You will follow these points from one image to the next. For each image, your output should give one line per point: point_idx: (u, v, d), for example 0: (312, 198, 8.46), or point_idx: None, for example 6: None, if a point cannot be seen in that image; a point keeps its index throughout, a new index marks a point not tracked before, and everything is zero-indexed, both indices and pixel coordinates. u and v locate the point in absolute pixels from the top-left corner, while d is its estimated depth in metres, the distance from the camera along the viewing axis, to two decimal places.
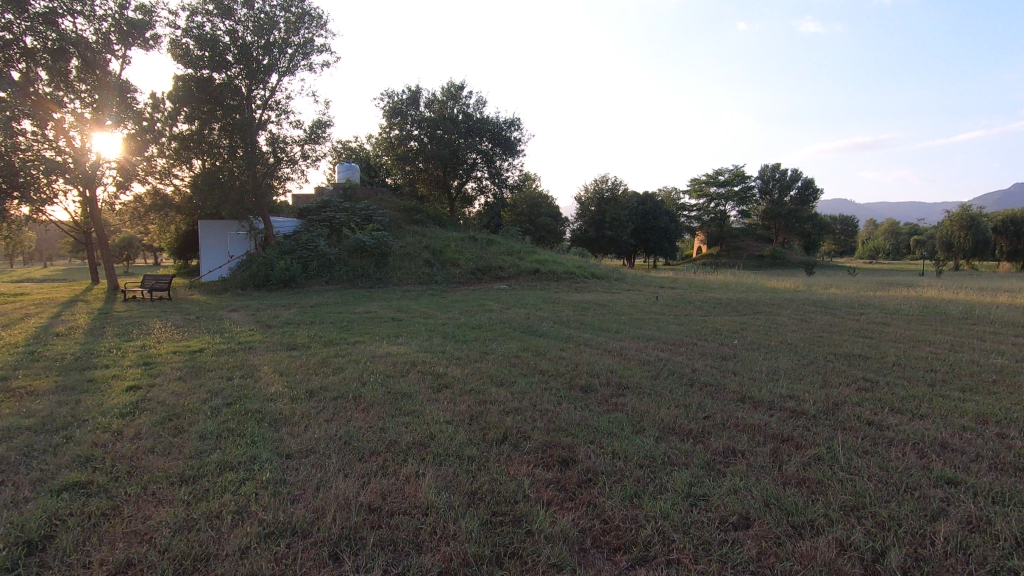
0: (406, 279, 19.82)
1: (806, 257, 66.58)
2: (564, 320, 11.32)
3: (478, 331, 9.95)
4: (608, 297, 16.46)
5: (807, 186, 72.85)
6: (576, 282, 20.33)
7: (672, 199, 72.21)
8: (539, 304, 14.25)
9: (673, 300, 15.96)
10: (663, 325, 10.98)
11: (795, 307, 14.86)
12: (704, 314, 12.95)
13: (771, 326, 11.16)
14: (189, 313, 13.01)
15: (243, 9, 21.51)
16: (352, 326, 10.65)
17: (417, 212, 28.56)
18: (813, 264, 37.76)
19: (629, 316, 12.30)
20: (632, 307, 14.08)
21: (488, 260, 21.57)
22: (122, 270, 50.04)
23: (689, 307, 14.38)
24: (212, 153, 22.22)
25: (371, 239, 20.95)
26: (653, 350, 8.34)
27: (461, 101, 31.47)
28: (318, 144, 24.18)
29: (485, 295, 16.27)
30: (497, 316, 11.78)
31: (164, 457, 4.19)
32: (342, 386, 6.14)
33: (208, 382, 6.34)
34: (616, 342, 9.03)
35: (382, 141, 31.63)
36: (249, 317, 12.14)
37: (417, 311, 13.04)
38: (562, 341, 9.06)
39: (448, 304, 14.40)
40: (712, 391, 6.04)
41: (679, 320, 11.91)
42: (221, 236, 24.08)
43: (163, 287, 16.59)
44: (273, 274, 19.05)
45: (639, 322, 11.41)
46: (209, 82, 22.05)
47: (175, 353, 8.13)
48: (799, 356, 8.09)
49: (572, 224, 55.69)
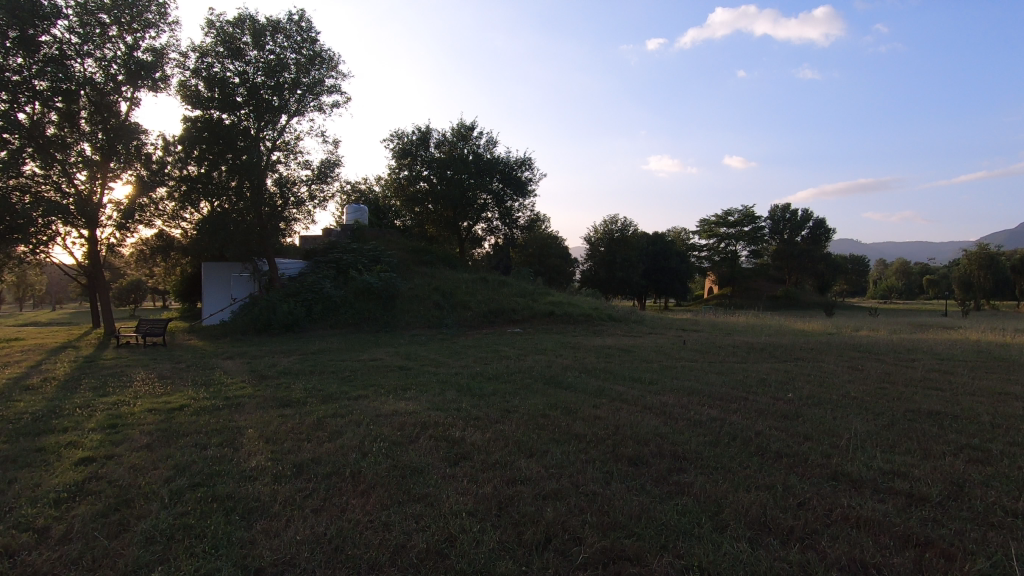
0: (415, 323, 18.84)
1: (820, 297, 65.16)
2: (591, 370, 10.23)
3: (496, 383, 8.87)
4: (631, 342, 15.38)
5: (818, 226, 72.20)
6: (593, 325, 19.29)
7: (682, 240, 71.70)
8: (558, 350, 13.18)
9: (702, 345, 14.83)
10: (701, 375, 9.87)
11: (836, 352, 13.66)
12: (741, 361, 11.83)
13: (821, 376, 10.02)
14: (181, 361, 12.02)
15: (253, 50, 21.46)
16: (355, 376, 9.60)
17: (426, 253, 27.87)
18: (833, 305, 36.29)
19: (660, 364, 11.19)
20: (661, 353, 12.98)
21: (501, 302, 20.64)
22: (126, 312, 49.45)
23: (722, 353, 13.25)
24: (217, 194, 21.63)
25: (378, 280, 20.15)
26: (701, 408, 7.21)
27: (472, 141, 31.24)
28: (326, 184, 23.68)
29: (499, 340, 15.22)
30: (515, 365, 10.72)
31: (91, 572, 3.11)
32: (339, 458, 5.06)
33: (177, 451, 5.27)
34: (655, 397, 7.92)
35: (391, 182, 31.32)
36: (244, 367, 11.11)
37: (426, 358, 12.00)
38: (593, 396, 7.95)
39: (461, 350, 13.37)
40: (794, 465, 4.91)
41: (716, 368, 10.78)
42: (224, 279, 23.32)
43: (158, 332, 15.69)
44: (275, 318, 18.16)
45: (672, 371, 10.32)
46: (216, 122, 21.59)
47: (150, 411, 7.08)
48: (875, 415, 6.92)
49: (581, 265, 54.98)
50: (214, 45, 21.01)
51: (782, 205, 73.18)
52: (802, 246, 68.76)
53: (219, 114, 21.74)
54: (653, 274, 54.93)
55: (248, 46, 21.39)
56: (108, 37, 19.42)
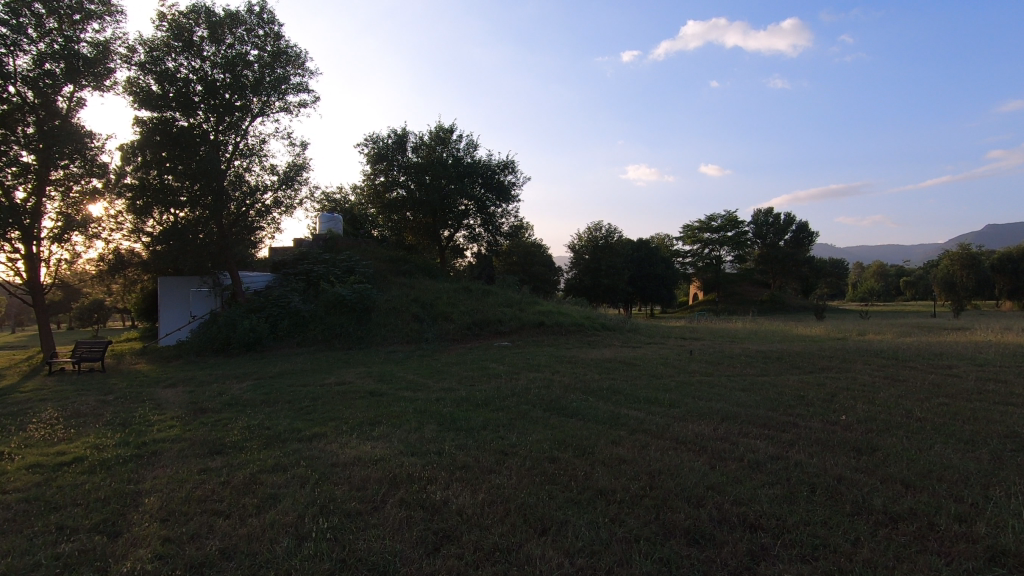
0: (392, 338, 17.12)
1: (806, 301, 64.72)
2: (599, 390, 8.71)
3: (486, 411, 7.28)
4: (632, 353, 13.87)
5: (801, 228, 71.98)
6: (587, 336, 17.78)
7: (666, 246, 70.84)
8: (554, 366, 11.63)
9: (712, 355, 13.40)
10: (726, 393, 8.43)
11: (860, 359, 12.31)
12: (762, 374, 10.39)
13: (863, 389, 8.61)
14: (113, 390, 10.20)
15: (210, 46, 19.72)
16: (313, 408, 7.91)
17: (404, 262, 26.17)
18: (825, 309, 35.39)
19: (674, 380, 9.70)
20: (670, 367, 11.50)
21: (486, 312, 19.03)
22: (85, 331, 46.35)
23: (736, 363, 11.84)
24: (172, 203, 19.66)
25: (352, 292, 18.40)
26: (749, 440, 5.71)
27: (451, 144, 29.72)
28: (293, 189, 21.89)
29: (487, 355, 13.61)
30: (508, 386, 9.17)
31: None
32: (265, 550, 3.46)
33: (26, 544, 3.61)
34: (685, 425, 6.42)
35: (367, 188, 29.64)
36: (184, 397, 9.33)
37: (404, 380, 10.36)
38: (609, 427, 6.41)
39: (443, 369, 11.73)
40: (924, 542, 3.44)
41: (738, 383, 9.36)
42: (182, 295, 21.31)
43: (97, 356, 13.74)
44: (235, 336, 16.31)
45: (690, 388, 8.86)
46: (172, 125, 19.79)
47: (29, 468, 5.34)
48: (969, 444, 5.51)
49: (566, 273, 53.47)
50: (165, 39, 19.25)
51: (764, 209, 72.97)
52: (785, 250, 68.42)
53: (175, 116, 19.93)
54: (639, 280, 53.93)
55: (204, 40, 19.67)
56: (44, 30, 17.59)
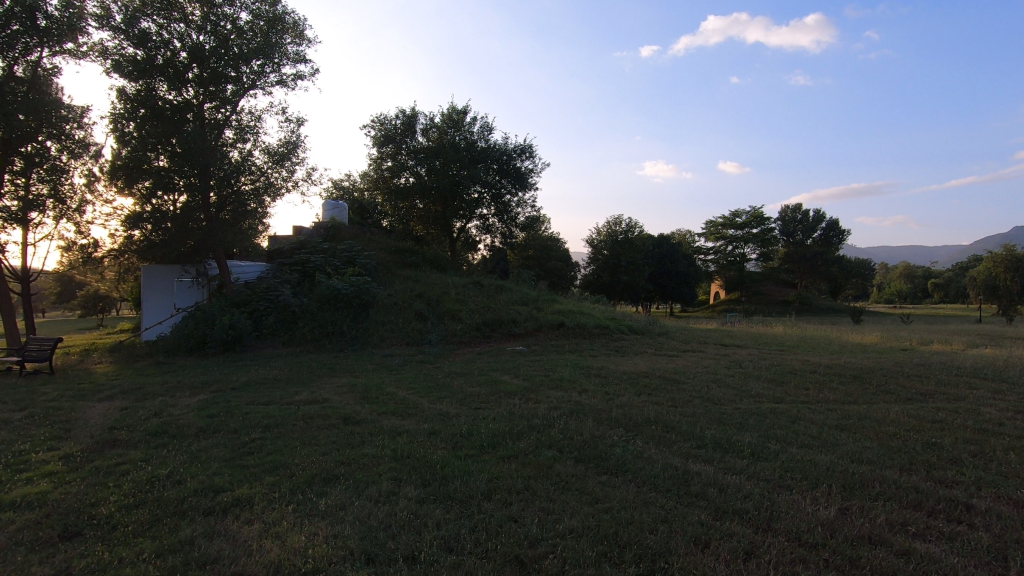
0: (391, 340, 15.01)
1: (835, 303, 61.41)
2: (648, 425, 6.51)
3: (494, 462, 5.15)
4: (672, 365, 11.60)
5: (831, 227, 68.73)
6: (612, 341, 15.54)
7: (687, 242, 68.11)
8: (580, 381, 9.43)
9: (771, 369, 11.07)
10: (822, 434, 6.20)
11: (962, 382, 9.86)
12: (850, 402, 8.09)
13: (1010, 434, 6.28)
14: (32, 403, 8.20)
15: (199, 8, 17.68)
16: (258, 446, 5.80)
17: (411, 254, 24.13)
18: (863, 313, 32.47)
19: (740, 410, 7.45)
20: (726, 386, 9.22)
21: (499, 311, 16.85)
22: (88, 319, 45.02)
23: (806, 384, 9.52)
24: (164, 183, 17.68)
25: (348, 285, 16.34)
26: (921, 546, 3.50)
27: (465, 128, 27.50)
28: (290, 171, 19.91)
29: (498, 364, 11.46)
30: (524, 413, 7.03)
31: None
32: None
33: None
34: (795, 502, 4.21)
35: (373, 174, 27.58)
36: (108, 417, 7.29)
37: (392, 399, 8.24)
38: (678, 502, 4.22)
39: (444, 382, 9.58)
40: None
41: (829, 418, 7.10)
42: (165, 286, 19.41)
43: (46, 355, 11.82)
44: (212, 333, 14.31)
45: (768, 425, 6.63)
46: (159, 100, 17.79)
47: None
48: None
49: (582, 268, 51.14)
50: None
51: (792, 205, 69.77)
52: (813, 248, 65.25)
53: (161, 87, 17.91)
54: (659, 277, 51.32)
55: (191, 4, 17.60)
56: None
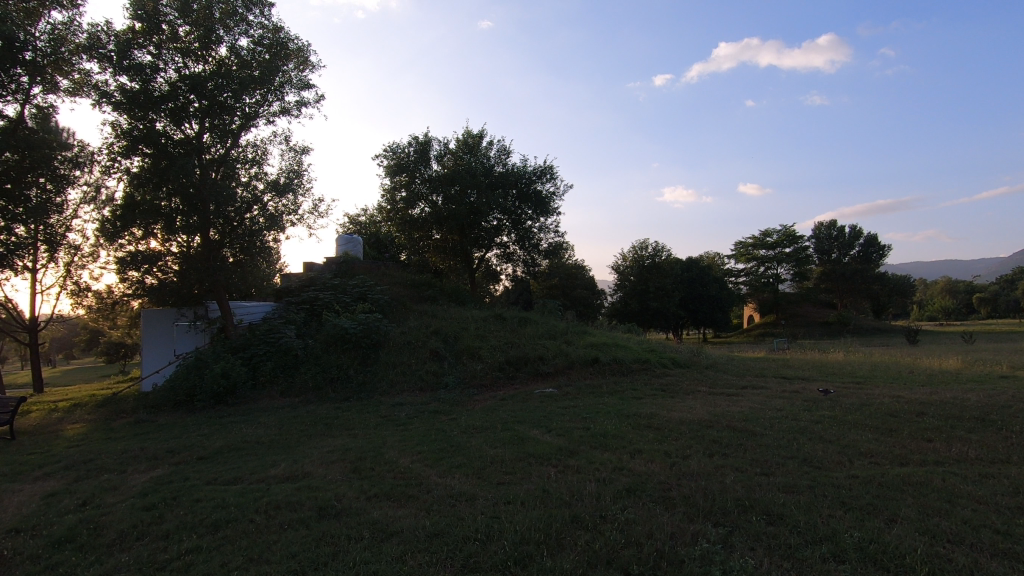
0: (403, 386, 13.23)
1: (881, 323, 57.70)
2: (745, 515, 4.54)
3: None
4: (737, 409, 9.49)
5: (869, 243, 65.45)
6: (656, 377, 13.49)
7: (716, 265, 65.66)
8: (628, 437, 7.45)
9: (865, 412, 8.88)
10: (1015, 530, 4.16)
11: None
12: (1005, 464, 5.94)
13: None
14: None
15: (197, 38, 16.77)
16: (187, 568, 4.04)
17: (428, 288, 22.56)
18: (921, 333, 29.59)
19: (861, 481, 5.40)
20: (822, 441, 7.12)
21: (523, 347, 14.95)
22: (109, 365, 44.38)
23: (925, 433, 7.34)
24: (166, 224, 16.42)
25: (357, 323, 14.71)
26: None
27: (481, 152, 26.20)
28: (296, 203, 18.60)
29: (525, 413, 9.54)
30: (565, 495, 5.11)
31: None
32: None
33: None
34: None
35: (387, 205, 26.32)
36: (20, 512, 5.60)
37: (390, 471, 6.40)
38: None
39: (459, 442, 7.72)
40: None
41: (998, 493, 5.00)
42: (165, 331, 17.79)
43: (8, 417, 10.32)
44: (204, 383, 12.76)
45: (920, 511, 4.60)
46: (161, 136, 16.62)
47: None
48: None
49: (609, 296, 49.21)
50: (137, 29, 16.22)
51: (825, 223, 66.91)
52: (851, 266, 61.96)
53: (161, 122, 16.77)
54: (691, 302, 48.70)
55: (189, 33, 16.73)
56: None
